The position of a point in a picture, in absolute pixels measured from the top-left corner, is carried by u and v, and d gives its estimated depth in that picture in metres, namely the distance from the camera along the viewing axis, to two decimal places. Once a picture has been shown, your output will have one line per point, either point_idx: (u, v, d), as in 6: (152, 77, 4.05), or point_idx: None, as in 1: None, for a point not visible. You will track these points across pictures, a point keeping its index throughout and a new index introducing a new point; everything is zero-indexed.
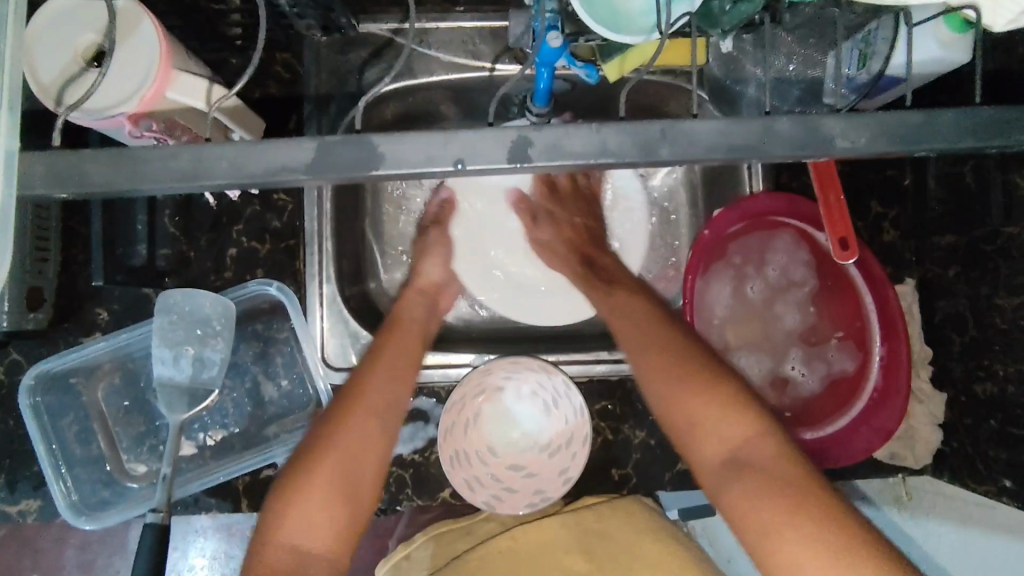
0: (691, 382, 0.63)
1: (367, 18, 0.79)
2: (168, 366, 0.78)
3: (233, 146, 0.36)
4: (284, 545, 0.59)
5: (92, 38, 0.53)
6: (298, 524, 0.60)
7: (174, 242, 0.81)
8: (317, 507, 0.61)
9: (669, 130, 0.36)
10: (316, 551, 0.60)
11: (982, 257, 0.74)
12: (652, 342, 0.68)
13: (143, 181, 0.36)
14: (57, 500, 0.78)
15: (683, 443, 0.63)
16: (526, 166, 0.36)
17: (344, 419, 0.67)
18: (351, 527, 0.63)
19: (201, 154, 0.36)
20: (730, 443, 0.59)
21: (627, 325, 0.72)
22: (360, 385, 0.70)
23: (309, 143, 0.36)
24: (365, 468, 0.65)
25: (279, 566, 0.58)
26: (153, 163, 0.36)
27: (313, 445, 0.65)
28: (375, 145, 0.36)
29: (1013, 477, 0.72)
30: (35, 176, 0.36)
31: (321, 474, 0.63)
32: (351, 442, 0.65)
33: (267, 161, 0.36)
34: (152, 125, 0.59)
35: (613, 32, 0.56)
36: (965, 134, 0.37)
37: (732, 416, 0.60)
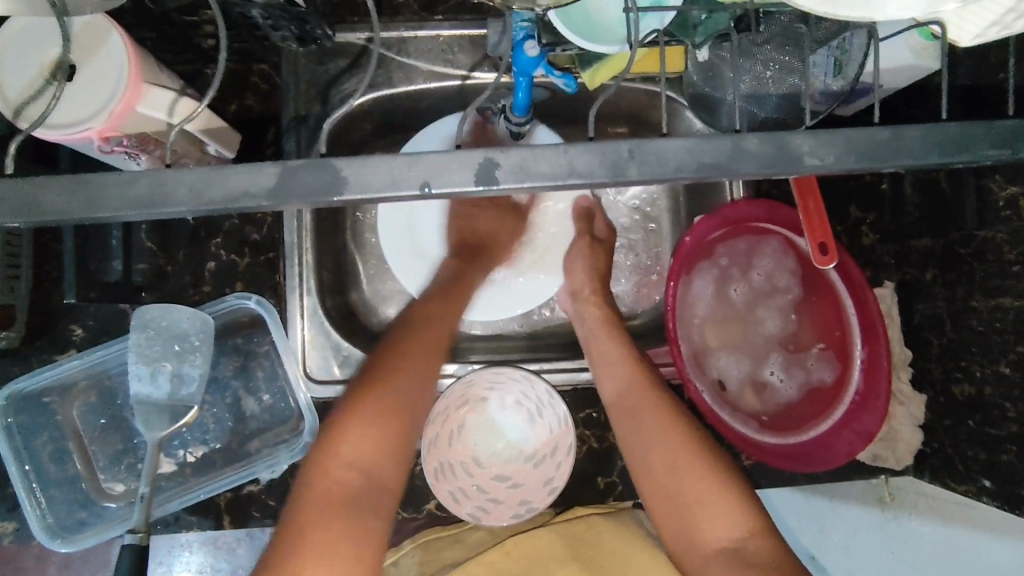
0: (693, 471, 0.68)
1: (345, 27, 0.78)
2: (144, 384, 0.76)
3: (200, 169, 0.36)
4: (356, 456, 0.63)
5: (58, 52, 0.52)
6: (362, 435, 0.64)
7: (150, 257, 0.80)
8: (384, 421, 0.65)
9: (638, 149, 0.36)
10: (381, 460, 0.64)
11: (957, 260, 0.74)
12: (653, 428, 0.72)
13: (111, 206, 0.35)
14: (31, 522, 0.76)
15: (679, 532, 0.67)
16: (496, 188, 0.36)
17: (403, 347, 0.70)
18: (412, 441, 0.67)
19: (165, 178, 0.35)
20: (731, 536, 0.64)
21: (626, 404, 0.74)
22: (415, 320, 0.74)
23: (272, 167, 0.35)
24: (423, 389, 0.69)
25: (348, 472, 0.62)
26: (120, 187, 0.35)
27: (374, 368, 0.69)
28: (339, 169, 0.36)
29: (992, 477, 0.72)
30: None
31: (381, 392, 0.66)
32: (411, 365, 0.69)
33: (235, 184, 0.35)
34: (123, 140, 0.59)
35: (585, 38, 0.59)
36: (931, 150, 0.37)
37: (732, 510, 0.65)
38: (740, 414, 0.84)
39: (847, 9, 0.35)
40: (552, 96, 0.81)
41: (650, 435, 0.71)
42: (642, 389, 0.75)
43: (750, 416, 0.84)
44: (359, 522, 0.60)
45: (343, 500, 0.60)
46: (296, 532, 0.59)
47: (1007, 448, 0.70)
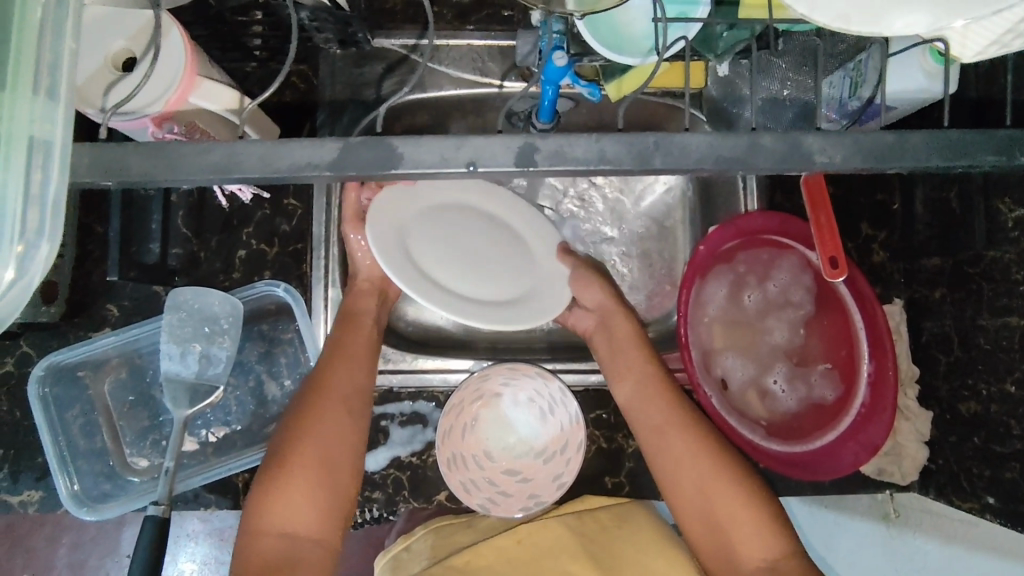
0: (725, 492, 0.70)
1: (383, 33, 0.83)
2: (174, 362, 0.80)
3: (265, 143, 0.39)
4: (273, 534, 0.64)
5: (122, 45, 0.57)
6: (278, 514, 0.65)
7: (186, 243, 0.84)
8: (299, 498, 0.66)
9: (664, 142, 0.39)
10: (299, 535, 0.65)
11: (966, 279, 0.76)
12: (684, 448, 0.73)
13: (184, 173, 0.39)
14: (59, 490, 0.80)
15: (714, 549, 0.70)
16: (532, 169, 0.39)
17: (311, 411, 0.70)
18: (332, 510, 0.68)
19: (236, 149, 0.39)
20: (767, 556, 0.67)
21: (659, 427, 0.75)
22: (325, 376, 0.73)
23: (335, 143, 0.39)
24: (338, 455, 0.69)
25: (267, 550, 0.63)
26: (194, 158, 0.39)
27: (287, 437, 0.69)
28: (396, 146, 0.39)
29: (995, 494, 0.73)
30: (82, 167, 0.39)
31: (292, 466, 0.67)
32: (319, 432, 0.69)
33: (296, 158, 0.39)
34: (174, 128, 0.62)
35: (615, 52, 0.62)
36: (933, 154, 0.40)
37: (766, 531, 0.68)
38: (746, 420, 0.86)
39: (859, 24, 0.38)
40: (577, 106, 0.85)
41: (673, 450, 0.73)
42: (660, 403, 0.76)
43: (756, 422, 0.86)
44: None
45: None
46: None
47: (1010, 466, 0.71)
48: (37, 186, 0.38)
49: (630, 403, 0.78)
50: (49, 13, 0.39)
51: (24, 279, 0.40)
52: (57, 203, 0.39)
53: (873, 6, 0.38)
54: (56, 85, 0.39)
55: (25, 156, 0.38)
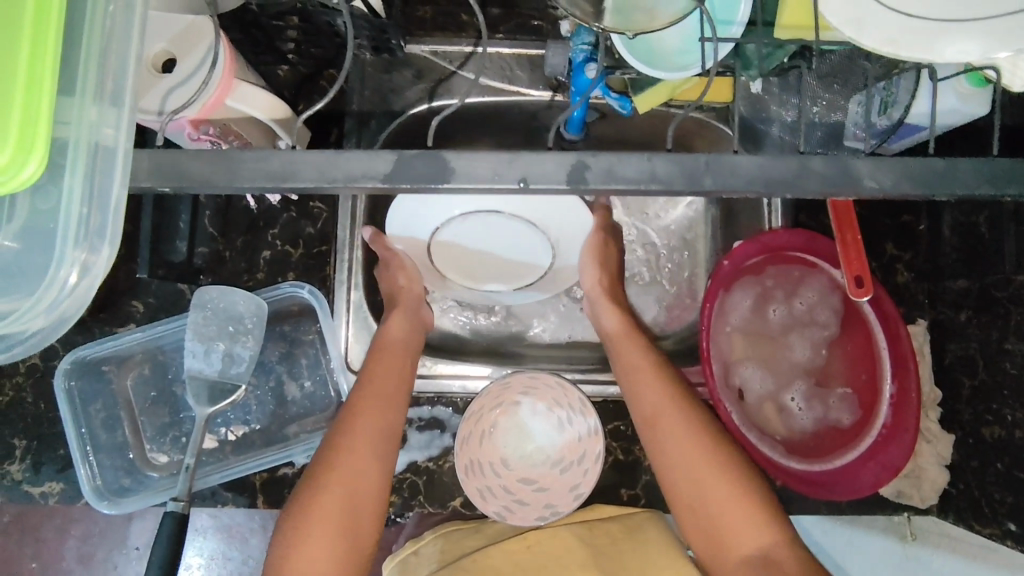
0: (716, 484, 0.69)
1: (413, 39, 0.84)
2: (199, 360, 0.81)
3: (320, 153, 0.40)
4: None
5: (162, 47, 0.58)
6: (301, 562, 0.63)
7: (211, 242, 0.85)
8: (319, 544, 0.63)
9: (714, 162, 0.40)
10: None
11: (994, 303, 0.75)
12: (674, 437, 0.71)
13: (242, 179, 0.39)
14: (81, 483, 0.80)
15: (707, 539, 0.69)
16: (584, 188, 0.39)
17: (335, 454, 0.68)
18: (354, 555, 0.65)
19: (291, 158, 0.40)
20: (761, 546, 0.66)
21: (652, 417, 0.73)
22: (352, 417, 0.70)
23: (390, 154, 0.39)
24: (362, 502, 0.67)
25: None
26: (250, 164, 0.39)
27: (312, 482, 0.67)
28: (448, 160, 0.40)
29: (1016, 521, 0.73)
30: None
31: (314, 514, 0.64)
32: (343, 477, 0.67)
33: (352, 169, 0.39)
34: (210, 129, 0.63)
35: (648, 66, 0.62)
36: (982, 181, 0.40)
37: (760, 523, 0.67)
38: (766, 437, 0.85)
39: (907, 50, 0.40)
40: (604, 117, 0.85)
41: (695, 471, 0.69)
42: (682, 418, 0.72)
43: (776, 440, 0.85)
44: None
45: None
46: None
47: None
48: (98, 189, 0.39)
49: (646, 411, 0.74)
50: (116, 19, 0.40)
51: (87, 279, 0.42)
52: (117, 209, 0.40)
53: (923, 37, 0.40)
54: (121, 92, 0.40)
55: (88, 162, 0.40)
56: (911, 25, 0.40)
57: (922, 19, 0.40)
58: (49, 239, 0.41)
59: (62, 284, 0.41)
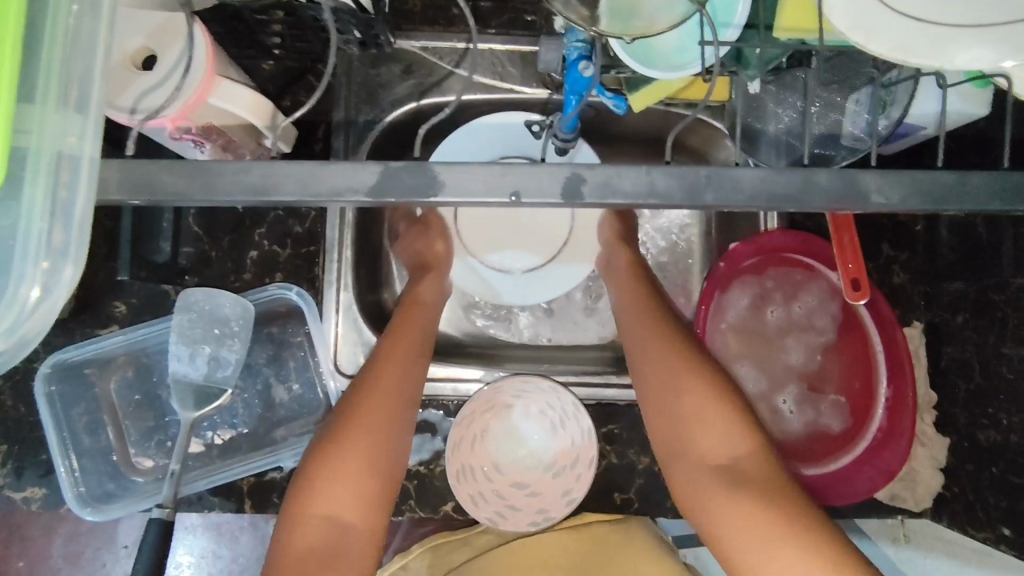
0: (690, 389, 0.67)
1: (402, 34, 0.81)
2: (183, 364, 0.79)
3: (306, 165, 0.39)
4: (309, 522, 0.63)
5: (140, 41, 0.55)
6: (318, 502, 0.63)
7: (197, 242, 0.83)
8: (341, 480, 0.64)
9: (715, 176, 0.39)
10: (336, 525, 0.63)
11: (991, 306, 0.74)
12: (654, 348, 0.72)
13: (220, 192, 0.39)
14: (63, 490, 0.79)
15: (674, 445, 0.67)
16: (580, 202, 0.39)
17: (358, 404, 0.68)
18: (377, 494, 0.66)
19: (272, 170, 0.39)
20: (727, 452, 0.64)
21: (641, 334, 0.74)
22: (376, 369, 0.70)
23: (376, 167, 0.39)
24: (382, 451, 0.67)
25: (304, 540, 0.62)
26: (230, 178, 0.39)
27: (333, 426, 0.67)
28: (438, 172, 0.39)
29: (1011, 525, 0.72)
30: (109, 181, 0.39)
31: (335, 457, 0.65)
32: (365, 425, 0.67)
33: (338, 180, 0.38)
34: (191, 128, 0.61)
35: (644, 65, 0.61)
36: (993, 197, 0.40)
37: (731, 428, 0.65)
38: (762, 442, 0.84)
39: (916, 56, 0.39)
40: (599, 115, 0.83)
41: (668, 390, 0.69)
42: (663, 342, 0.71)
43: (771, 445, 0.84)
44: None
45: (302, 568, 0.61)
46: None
47: None
48: (64, 201, 0.38)
49: (636, 344, 0.74)
50: (84, 18, 0.39)
51: (49, 300, 0.40)
52: (83, 222, 0.39)
53: (933, 42, 0.39)
54: (86, 100, 0.39)
55: (53, 174, 0.38)
56: (921, 32, 0.39)
57: (929, 23, 0.39)
58: (7, 256, 0.39)
59: (23, 303, 0.39)
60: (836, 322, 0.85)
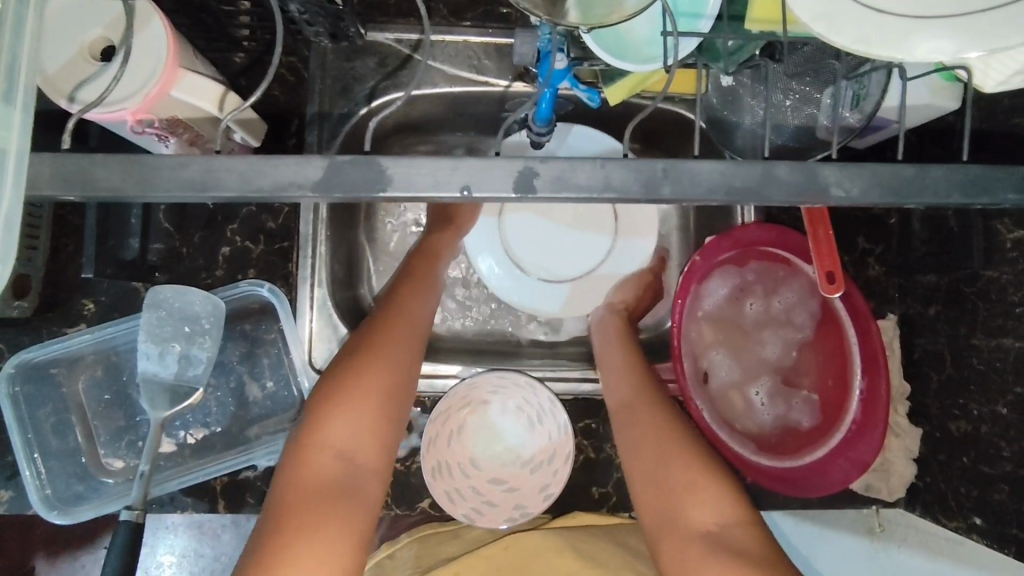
0: (678, 458, 0.67)
1: (375, 26, 0.80)
2: (152, 362, 0.76)
3: (249, 160, 0.39)
4: (327, 453, 0.61)
5: (99, 33, 0.54)
6: (340, 427, 0.62)
7: (167, 238, 0.81)
8: (355, 415, 0.63)
9: (673, 170, 0.39)
10: (355, 454, 0.62)
11: (962, 298, 0.75)
12: (644, 421, 0.71)
13: (162, 188, 0.39)
14: (30, 493, 0.77)
15: (660, 514, 0.65)
16: (531, 196, 0.39)
17: (380, 339, 0.67)
18: (388, 437, 0.65)
19: (214, 165, 0.39)
20: (715, 519, 0.62)
21: (629, 409, 0.73)
22: (394, 311, 0.71)
23: (321, 161, 0.39)
24: (401, 383, 0.67)
25: (325, 467, 0.60)
26: (171, 173, 0.39)
27: (353, 356, 0.66)
28: (385, 167, 0.39)
29: (982, 514, 0.73)
30: (49, 176, 0.39)
31: (359, 383, 0.64)
32: (387, 358, 0.66)
33: (282, 176, 0.39)
34: (154, 123, 0.60)
35: (616, 57, 0.60)
36: (955, 189, 0.40)
37: (719, 496, 0.63)
38: (740, 436, 0.85)
39: (878, 47, 0.39)
40: (576, 108, 0.83)
41: (637, 432, 0.71)
42: (635, 386, 0.75)
43: (747, 438, 0.85)
44: (339, 516, 0.58)
45: (323, 494, 0.59)
46: (270, 532, 0.56)
47: (998, 487, 0.71)
48: None
49: (607, 386, 0.78)
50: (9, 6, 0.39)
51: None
52: (9, 222, 0.38)
53: (892, 33, 0.39)
54: (13, 88, 0.39)
55: None
56: (887, 24, 0.39)
57: (891, 14, 0.39)
58: None
59: None
60: (815, 318, 0.85)
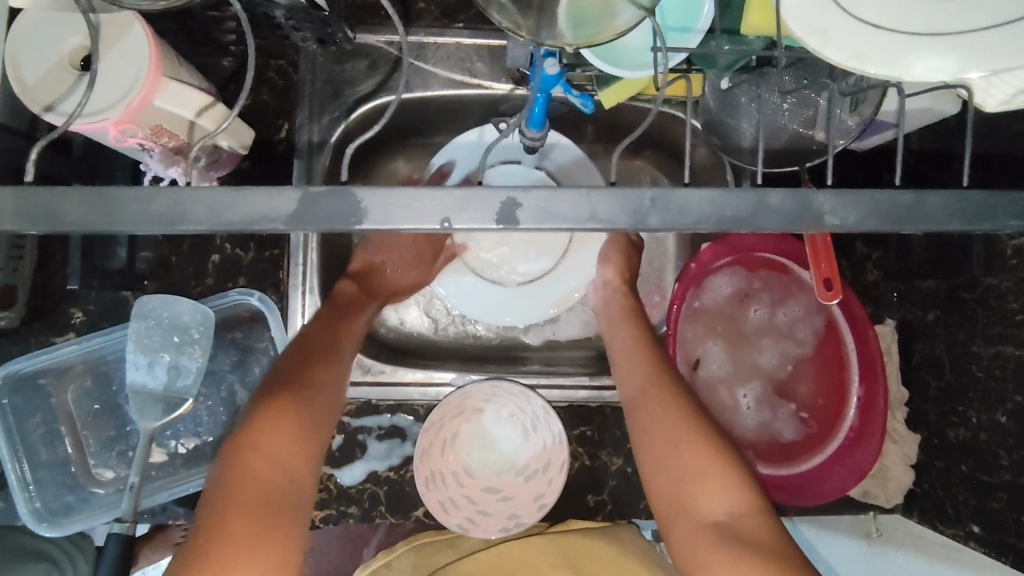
0: (690, 440, 0.65)
1: (365, 29, 0.78)
2: (141, 373, 0.75)
3: (228, 189, 0.38)
4: (263, 458, 0.58)
5: (79, 42, 0.53)
6: (266, 443, 0.58)
7: (156, 247, 0.80)
8: (288, 426, 0.60)
9: (664, 198, 0.38)
10: (285, 472, 0.59)
11: (962, 305, 0.74)
12: (654, 405, 0.69)
13: (138, 215, 0.37)
14: (19, 506, 0.76)
15: (672, 502, 0.64)
16: (516, 228, 0.38)
17: (306, 353, 0.68)
18: (315, 441, 0.62)
19: (188, 196, 0.38)
20: (725, 507, 0.60)
21: (638, 392, 0.71)
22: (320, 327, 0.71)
23: (295, 192, 0.38)
24: (320, 412, 0.64)
25: (257, 482, 0.56)
26: (146, 202, 0.38)
27: (272, 389, 0.63)
28: (361, 199, 0.38)
29: (980, 523, 0.72)
30: (26, 205, 0.37)
31: (280, 414, 0.61)
32: (302, 386, 0.64)
33: (266, 205, 0.38)
34: (138, 132, 0.58)
35: (606, 62, 0.59)
36: (956, 216, 0.39)
37: (729, 481, 0.61)
38: (735, 444, 0.84)
39: (878, 67, 0.38)
40: (570, 112, 0.81)
41: (644, 411, 0.69)
42: (648, 366, 0.73)
43: (742, 445, 0.84)
44: (275, 528, 0.55)
45: (259, 510, 0.55)
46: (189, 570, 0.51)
47: (997, 496, 0.70)
48: None
49: (614, 366, 0.77)
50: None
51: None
52: None
53: (894, 50, 0.38)
54: None
55: None
56: (883, 41, 0.38)
57: (896, 31, 0.38)
58: None
59: None
60: (818, 329, 0.84)
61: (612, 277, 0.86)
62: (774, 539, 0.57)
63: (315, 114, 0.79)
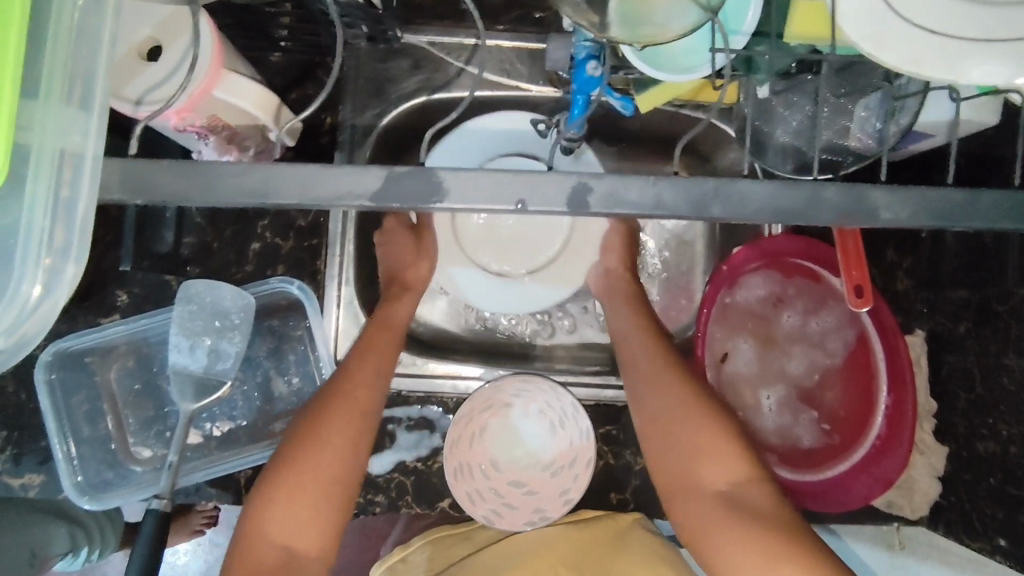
0: (693, 416, 0.65)
1: (411, 28, 0.80)
2: (183, 355, 0.77)
3: (303, 169, 0.40)
4: (273, 543, 0.61)
5: (147, 32, 0.55)
6: (279, 524, 0.62)
7: (201, 232, 0.83)
8: (303, 506, 0.63)
9: (721, 190, 0.39)
10: (301, 555, 0.62)
11: (993, 316, 0.74)
12: (656, 383, 0.69)
13: (219, 192, 0.39)
14: (63, 480, 0.79)
15: (677, 480, 0.65)
16: (586, 212, 0.39)
17: (333, 410, 0.67)
18: (333, 518, 0.64)
19: (261, 178, 0.40)
20: (728, 480, 0.62)
21: (640, 369, 0.72)
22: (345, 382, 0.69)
23: (379, 170, 0.39)
24: (344, 484, 0.65)
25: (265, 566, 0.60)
26: (228, 180, 0.39)
27: (291, 455, 0.64)
28: (440, 178, 0.40)
29: (1008, 536, 0.72)
30: (115, 179, 0.40)
31: (294, 490, 0.63)
32: (328, 456, 0.64)
33: (336, 187, 0.39)
34: (196, 121, 0.61)
35: (652, 67, 0.60)
36: (1003, 215, 0.40)
37: (735, 455, 0.63)
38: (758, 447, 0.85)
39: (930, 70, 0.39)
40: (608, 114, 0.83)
41: (645, 390, 0.70)
42: (651, 346, 0.74)
43: (766, 449, 0.85)
44: None
45: None
46: None
47: None
48: (64, 201, 0.38)
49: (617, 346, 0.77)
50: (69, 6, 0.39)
51: (47, 302, 0.40)
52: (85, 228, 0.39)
53: (946, 56, 0.39)
54: (90, 95, 0.39)
55: (56, 170, 0.38)
56: (933, 46, 0.39)
57: (949, 37, 0.39)
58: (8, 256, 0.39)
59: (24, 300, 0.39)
60: (850, 339, 0.84)
61: (614, 264, 0.85)
62: (782, 512, 0.59)
63: (359, 109, 0.81)
